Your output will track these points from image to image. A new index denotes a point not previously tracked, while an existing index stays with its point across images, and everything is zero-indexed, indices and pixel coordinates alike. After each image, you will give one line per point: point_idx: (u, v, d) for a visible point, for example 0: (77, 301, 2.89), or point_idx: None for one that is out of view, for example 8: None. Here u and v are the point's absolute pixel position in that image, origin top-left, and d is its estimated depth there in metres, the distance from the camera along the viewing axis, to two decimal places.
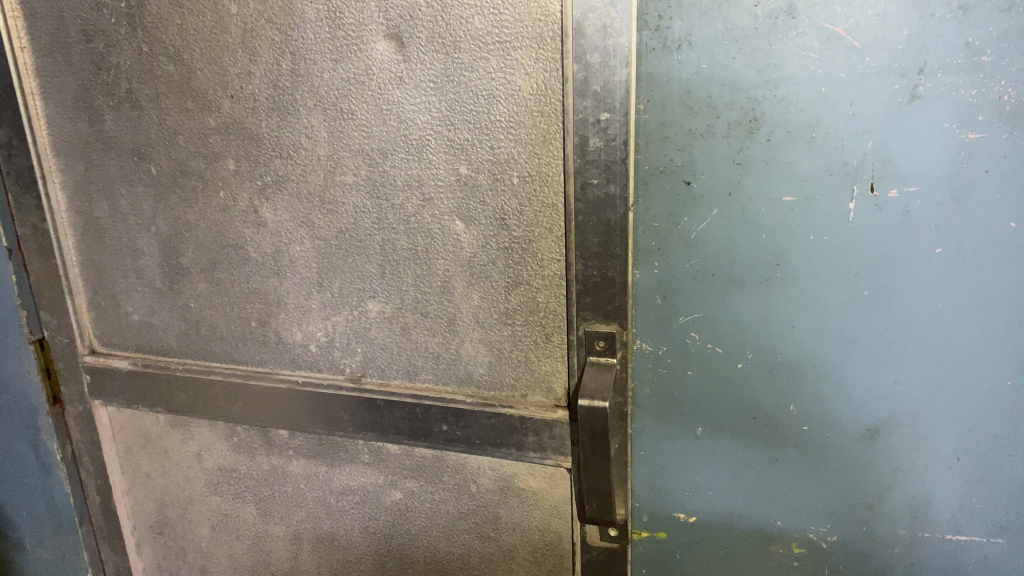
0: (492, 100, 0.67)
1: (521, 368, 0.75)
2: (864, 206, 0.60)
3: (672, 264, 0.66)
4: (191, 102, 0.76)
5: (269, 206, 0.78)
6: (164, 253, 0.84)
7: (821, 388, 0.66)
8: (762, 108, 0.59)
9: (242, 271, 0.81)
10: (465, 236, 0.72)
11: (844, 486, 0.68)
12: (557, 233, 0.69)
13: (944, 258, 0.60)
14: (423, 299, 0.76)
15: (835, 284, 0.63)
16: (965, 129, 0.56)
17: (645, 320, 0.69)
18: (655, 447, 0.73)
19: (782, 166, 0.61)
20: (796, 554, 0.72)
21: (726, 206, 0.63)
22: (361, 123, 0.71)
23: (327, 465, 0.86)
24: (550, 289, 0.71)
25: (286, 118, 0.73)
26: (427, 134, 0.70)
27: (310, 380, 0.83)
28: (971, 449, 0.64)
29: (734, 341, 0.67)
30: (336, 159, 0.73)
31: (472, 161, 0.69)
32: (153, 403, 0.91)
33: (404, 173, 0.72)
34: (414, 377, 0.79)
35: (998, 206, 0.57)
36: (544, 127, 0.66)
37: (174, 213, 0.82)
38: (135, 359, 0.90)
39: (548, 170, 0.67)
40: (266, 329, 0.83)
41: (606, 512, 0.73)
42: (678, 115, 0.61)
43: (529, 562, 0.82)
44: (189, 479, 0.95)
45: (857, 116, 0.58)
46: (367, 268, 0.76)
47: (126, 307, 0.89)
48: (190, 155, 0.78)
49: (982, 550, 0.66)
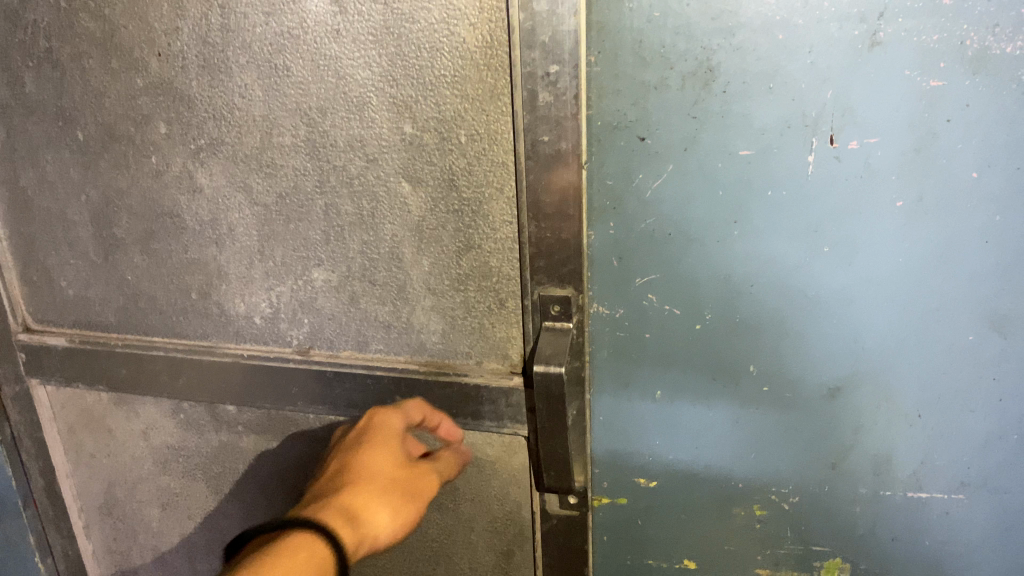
0: (435, 53, 0.63)
1: (475, 335, 0.72)
2: (823, 158, 0.58)
3: (628, 224, 0.64)
4: (116, 61, 0.71)
5: (204, 171, 0.74)
6: (96, 223, 0.80)
7: (782, 348, 0.65)
8: (717, 57, 0.57)
9: (180, 241, 0.78)
10: (413, 199, 0.69)
11: (807, 445, 0.68)
12: (508, 193, 0.66)
13: (905, 212, 0.58)
14: (371, 266, 0.73)
15: (795, 242, 0.61)
16: (926, 75, 0.54)
17: (602, 282, 0.67)
18: (613, 411, 0.72)
19: (738, 118, 0.58)
20: (758, 516, 0.72)
21: (682, 161, 0.60)
22: (297, 80, 0.67)
23: (278, 441, 0.84)
24: (502, 252, 0.68)
25: (217, 77, 0.69)
26: (368, 91, 0.66)
27: (256, 353, 0.80)
28: (932, 405, 0.64)
29: (692, 301, 0.65)
30: (272, 120, 0.69)
31: (417, 119, 0.66)
32: (94, 380, 0.87)
33: (345, 132, 0.68)
34: (365, 347, 0.76)
35: (961, 154, 0.56)
36: (491, 81, 0.62)
37: (105, 180, 0.77)
38: (72, 336, 0.86)
39: (496, 127, 0.64)
40: (208, 301, 0.80)
41: (565, 481, 0.71)
42: (631, 67, 0.59)
43: (490, 531, 0.81)
44: (136, 458, 0.91)
45: (815, 64, 0.55)
46: (310, 235, 0.73)
47: (59, 281, 0.84)
48: (119, 118, 0.74)
49: (944, 506, 0.67)
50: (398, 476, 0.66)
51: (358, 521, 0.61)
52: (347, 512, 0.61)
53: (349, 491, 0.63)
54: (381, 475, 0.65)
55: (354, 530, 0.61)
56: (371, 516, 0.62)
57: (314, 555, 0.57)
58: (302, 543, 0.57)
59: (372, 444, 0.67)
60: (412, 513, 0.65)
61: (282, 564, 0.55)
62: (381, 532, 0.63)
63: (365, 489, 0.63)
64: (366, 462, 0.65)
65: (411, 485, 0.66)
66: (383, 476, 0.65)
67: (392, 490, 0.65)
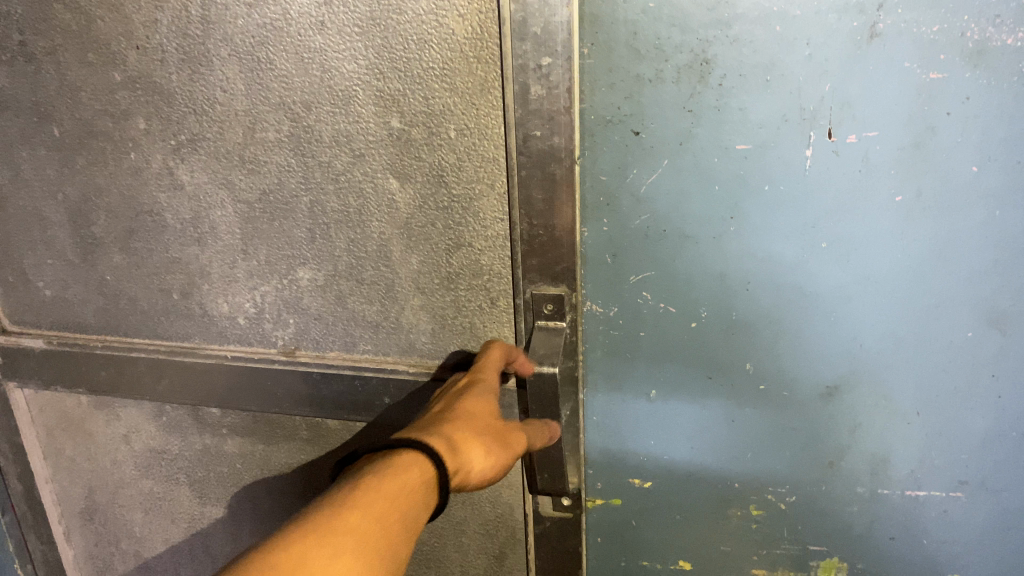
0: (424, 45, 0.61)
1: (466, 334, 0.71)
2: (821, 153, 0.57)
3: (622, 221, 0.62)
4: (92, 54, 0.69)
5: (185, 167, 0.71)
6: (74, 222, 0.77)
7: (778, 346, 0.64)
8: (713, 50, 0.55)
9: (161, 240, 0.75)
10: (401, 195, 0.67)
11: (803, 445, 0.67)
12: (500, 189, 0.64)
13: (904, 208, 0.57)
14: (358, 265, 0.71)
15: (792, 239, 0.60)
16: (925, 68, 0.53)
17: (594, 280, 0.66)
18: (607, 411, 0.71)
19: (734, 112, 0.57)
20: (754, 516, 0.71)
21: (677, 157, 0.59)
22: (281, 73, 0.65)
23: (264, 444, 0.82)
24: (493, 250, 0.67)
25: (197, 71, 0.67)
26: (354, 84, 0.64)
27: (239, 354, 0.78)
28: (930, 403, 0.63)
29: (687, 299, 0.64)
30: (255, 115, 0.67)
31: (404, 114, 0.64)
32: (73, 383, 0.85)
33: (330, 127, 0.66)
34: (352, 347, 0.75)
35: (960, 149, 0.55)
36: (481, 74, 0.61)
37: (83, 177, 0.75)
38: (49, 338, 0.84)
39: (487, 121, 0.62)
40: (190, 301, 0.78)
41: (558, 483, 0.71)
42: (625, 59, 0.57)
43: (481, 534, 0.81)
44: (117, 462, 0.89)
45: (813, 57, 0.54)
46: (295, 233, 0.71)
47: (36, 282, 0.82)
48: (96, 113, 0.72)
49: (941, 505, 0.66)
50: (498, 424, 0.58)
51: (457, 453, 0.53)
52: (447, 443, 0.53)
53: (449, 427, 0.55)
54: (484, 417, 0.57)
55: (453, 460, 0.52)
56: (469, 452, 0.54)
57: (419, 479, 0.50)
58: (406, 473, 0.50)
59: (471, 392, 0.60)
60: (508, 462, 0.57)
61: (391, 485, 0.48)
62: (478, 471, 0.54)
63: (466, 425, 0.55)
64: (469, 404, 0.58)
65: (510, 436, 0.58)
66: (484, 420, 0.57)
67: (492, 433, 0.56)
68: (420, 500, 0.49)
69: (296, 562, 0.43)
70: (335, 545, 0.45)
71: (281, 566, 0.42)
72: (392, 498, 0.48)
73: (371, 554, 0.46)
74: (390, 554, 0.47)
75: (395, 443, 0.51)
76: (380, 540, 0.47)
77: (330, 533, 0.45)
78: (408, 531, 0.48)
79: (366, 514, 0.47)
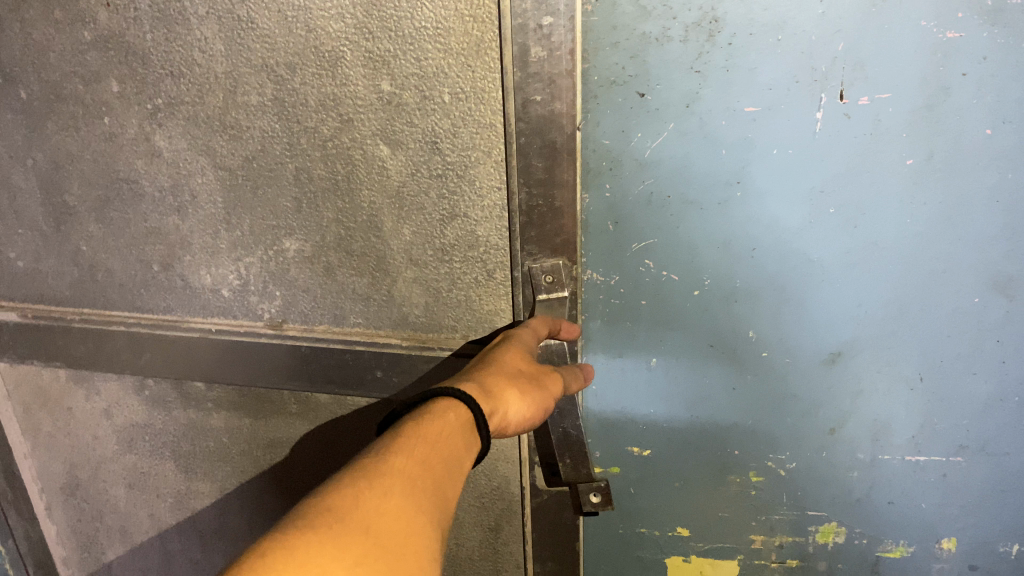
0: (416, 4, 0.57)
1: (461, 308, 0.69)
2: (832, 115, 0.54)
3: (624, 187, 0.60)
4: (59, 11, 0.64)
5: (162, 133, 0.68)
6: (46, 190, 0.74)
7: (781, 313, 0.62)
8: (722, 7, 0.52)
9: (139, 209, 0.72)
10: (392, 162, 0.64)
11: (803, 413, 0.66)
12: (497, 157, 0.62)
13: (914, 171, 0.55)
14: (348, 236, 0.68)
15: (798, 204, 0.57)
16: (942, 27, 0.50)
17: (595, 249, 0.63)
18: (605, 380, 0.69)
19: (744, 73, 0.54)
20: (753, 482, 0.70)
21: (683, 119, 0.56)
22: (262, 32, 0.61)
23: (251, 419, 0.80)
24: (490, 221, 0.64)
25: (173, 30, 0.63)
26: (341, 45, 0.60)
27: (223, 328, 0.75)
28: (934, 369, 0.61)
29: (690, 266, 0.62)
30: (236, 77, 0.64)
31: (395, 76, 0.60)
32: (50, 357, 0.82)
33: (316, 90, 0.62)
34: (342, 321, 0.72)
35: (974, 111, 0.52)
36: (477, 34, 0.57)
37: (53, 143, 0.71)
38: (24, 310, 0.81)
39: (484, 85, 0.59)
40: (171, 273, 0.74)
41: (582, 471, 0.69)
42: (631, 17, 0.54)
43: (476, 507, 0.80)
44: (99, 438, 0.87)
45: (827, 15, 0.51)
46: (280, 202, 0.68)
47: (9, 253, 0.79)
48: (64, 76, 0.67)
49: (941, 469, 0.65)
50: (532, 368, 0.56)
51: (493, 395, 0.51)
52: (481, 387, 0.51)
53: (481, 374, 0.53)
54: (518, 363, 0.55)
55: (489, 402, 0.50)
56: (503, 395, 0.51)
57: (457, 421, 0.48)
58: (442, 418, 0.48)
59: (506, 346, 0.58)
60: (546, 404, 0.54)
61: (429, 429, 0.47)
62: (514, 412, 0.51)
63: (500, 372, 0.53)
64: (504, 354, 0.56)
65: (546, 380, 0.56)
66: (517, 365, 0.55)
67: (527, 376, 0.54)
68: (460, 443, 0.47)
69: (352, 501, 0.41)
70: (387, 485, 0.43)
71: (337, 508, 0.40)
72: (432, 441, 0.46)
73: (422, 492, 0.44)
74: (441, 493, 0.45)
75: (430, 392, 0.50)
76: (429, 480, 0.45)
77: (380, 474, 0.43)
78: (457, 474, 0.46)
79: (413, 456, 0.45)
